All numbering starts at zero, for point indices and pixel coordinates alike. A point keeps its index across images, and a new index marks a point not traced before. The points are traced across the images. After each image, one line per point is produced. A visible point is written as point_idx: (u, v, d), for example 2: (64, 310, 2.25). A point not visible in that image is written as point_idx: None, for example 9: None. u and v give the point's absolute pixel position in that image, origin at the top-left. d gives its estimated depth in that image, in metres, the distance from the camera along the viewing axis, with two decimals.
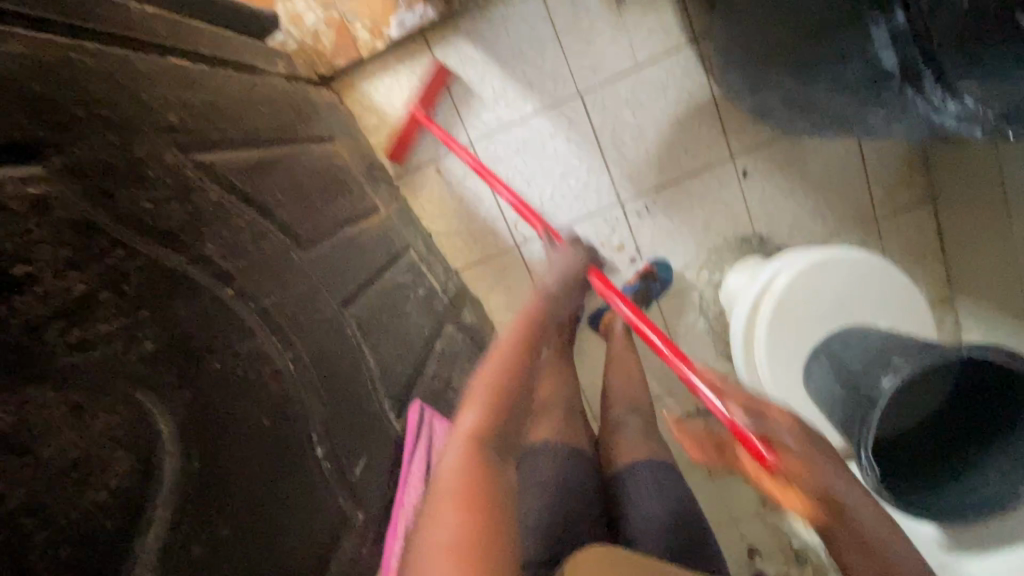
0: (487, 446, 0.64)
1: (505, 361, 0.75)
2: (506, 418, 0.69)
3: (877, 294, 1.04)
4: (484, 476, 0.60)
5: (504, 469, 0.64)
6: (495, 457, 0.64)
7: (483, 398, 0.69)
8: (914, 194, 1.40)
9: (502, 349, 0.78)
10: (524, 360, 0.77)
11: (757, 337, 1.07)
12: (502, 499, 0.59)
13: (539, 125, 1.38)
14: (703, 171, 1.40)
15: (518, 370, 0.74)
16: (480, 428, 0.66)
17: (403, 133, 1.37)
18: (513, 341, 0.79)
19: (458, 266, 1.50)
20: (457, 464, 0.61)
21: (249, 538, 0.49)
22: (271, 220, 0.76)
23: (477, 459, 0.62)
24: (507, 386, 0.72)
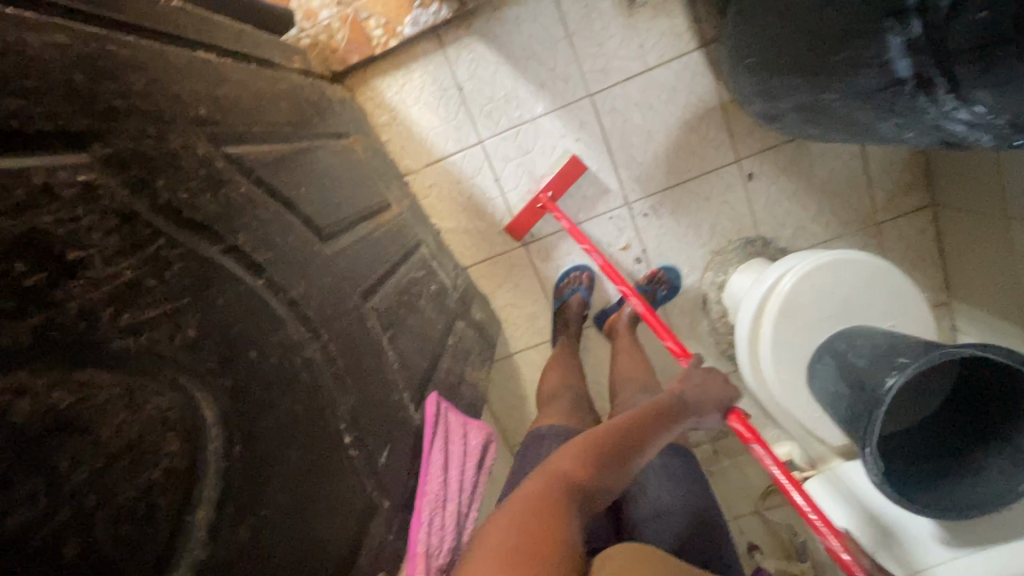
0: (569, 489, 0.68)
1: (613, 431, 0.80)
2: (594, 473, 0.73)
3: (882, 295, 1.07)
4: (553, 508, 0.63)
5: (576, 512, 0.65)
6: (572, 498, 0.67)
7: (582, 451, 0.75)
8: (915, 199, 1.43)
9: (614, 422, 0.83)
10: (634, 440, 0.80)
11: (763, 335, 1.10)
12: (565, 530, 0.61)
13: (550, 126, 1.40)
14: (710, 173, 1.42)
15: (622, 444, 0.79)
16: (569, 472, 0.70)
17: (526, 213, 1.42)
18: (627, 423, 0.83)
19: (466, 263, 1.52)
20: (535, 491, 0.66)
21: (289, 521, 0.50)
22: (295, 213, 0.78)
23: (554, 494, 0.66)
24: (604, 448, 0.76)
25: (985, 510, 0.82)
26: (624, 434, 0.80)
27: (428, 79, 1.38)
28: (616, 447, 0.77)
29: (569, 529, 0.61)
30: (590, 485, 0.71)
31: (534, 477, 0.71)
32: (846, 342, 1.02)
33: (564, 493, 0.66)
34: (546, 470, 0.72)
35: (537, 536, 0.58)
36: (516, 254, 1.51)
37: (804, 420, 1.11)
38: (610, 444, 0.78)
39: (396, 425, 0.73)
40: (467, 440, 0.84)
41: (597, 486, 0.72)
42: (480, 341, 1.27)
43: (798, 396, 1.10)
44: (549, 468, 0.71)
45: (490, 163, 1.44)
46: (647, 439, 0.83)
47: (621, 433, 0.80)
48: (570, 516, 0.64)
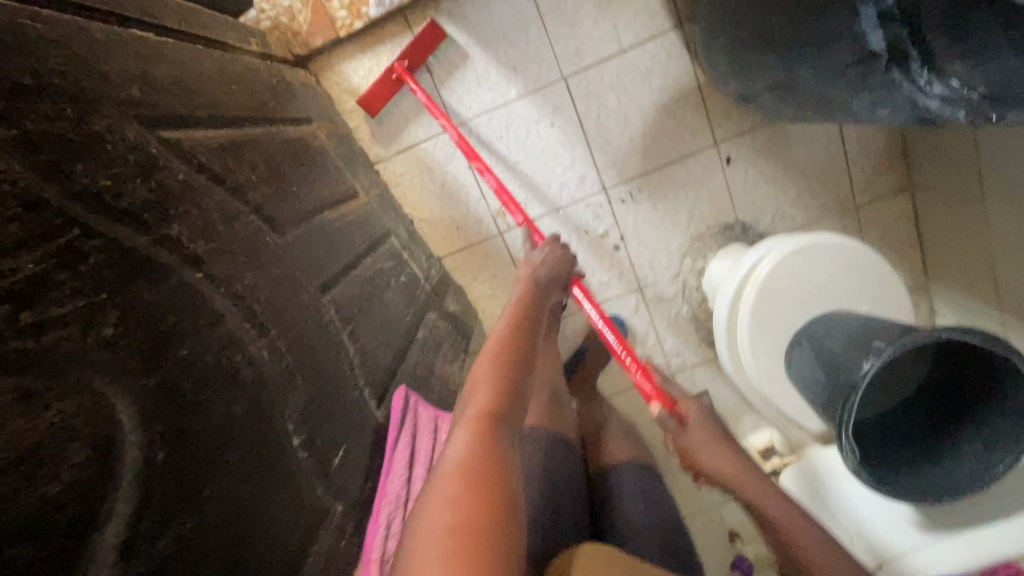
0: (493, 422, 0.64)
1: (505, 350, 0.76)
2: (509, 396, 0.69)
3: (860, 279, 1.05)
4: (483, 450, 0.59)
5: (508, 441, 0.63)
6: (500, 431, 0.63)
7: (491, 381, 0.70)
8: (893, 182, 1.41)
9: (499, 339, 0.79)
10: (525, 349, 0.77)
11: (741, 321, 1.08)
12: (504, 468, 0.58)
13: (523, 110, 1.36)
14: (687, 157, 1.39)
15: (514, 357, 0.75)
16: (484, 409, 0.65)
17: (379, 86, 1.30)
18: (508, 334, 0.80)
19: (440, 253, 1.48)
20: (458, 443, 0.61)
21: (223, 530, 0.47)
22: (245, 202, 0.73)
23: (480, 433, 0.62)
24: (506, 370, 0.72)
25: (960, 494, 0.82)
26: (509, 347, 0.77)
27: (396, 63, 1.33)
28: (518, 359, 0.74)
29: (507, 466, 0.59)
30: (513, 408, 0.68)
31: (455, 430, 0.65)
32: (822, 328, 1.01)
33: (486, 435, 0.61)
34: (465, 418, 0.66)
35: (473, 500, 0.53)
36: (491, 244, 1.47)
37: (783, 408, 1.10)
38: (512, 362, 0.74)
39: (353, 424, 0.70)
40: (437, 436, 0.81)
41: (516, 404, 0.69)
42: (454, 333, 1.24)
43: (778, 384, 1.08)
44: (467, 415, 0.66)
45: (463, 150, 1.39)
46: (531, 341, 0.80)
47: (509, 348, 0.77)
48: (505, 448, 0.61)
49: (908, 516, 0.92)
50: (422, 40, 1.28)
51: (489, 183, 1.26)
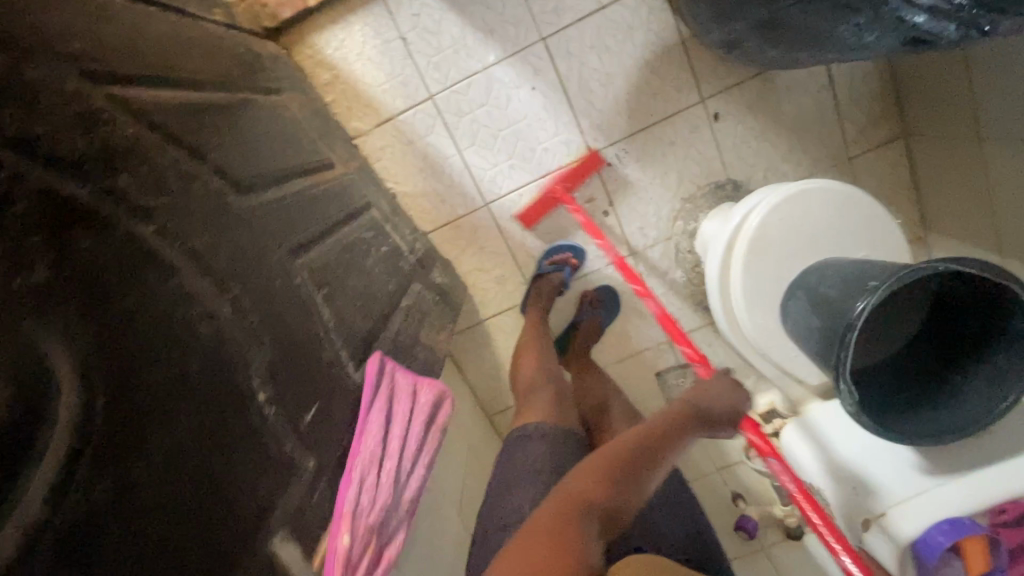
0: (583, 509, 0.69)
1: (606, 460, 0.79)
2: (602, 494, 0.72)
3: (853, 225, 1.02)
4: (566, 533, 0.64)
5: (592, 536, 0.65)
6: (586, 514, 0.68)
7: (592, 473, 0.75)
8: (887, 131, 1.38)
9: (605, 453, 0.81)
10: (635, 463, 0.80)
11: (734, 274, 1.05)
12: (583, 544, 0.63)
13: (503, 75, 1.32)
14: (674, 116, 1.36)
15: (631, 458, 0.81)
16: (586, 490, 0.72)
17: (537, 205, 1.40)
18: (619, 454, 0.81)
19: (426, 229, 1.45)
20: (542, 521, 0.66)
21: (178, 483, 0.45)
22: (205, 163, 0.70)
23: (567, 515, 0.67)
24: (618, 465, 0.78)
25: (963, 433, 0.79)
26: (623, 467, 0.78)
27: (369, 32, 1.29)
28: (620, 475, 0.77)
29: (587, 551, 0.63)
30: (606, 503, 0.72)
31: (544, 501, 0.72)
32: (819, 274, 0.97)
33: (582, 515, 0.68)
34: (553, 495, 0.72)
35: (549, 565, 0.59)
36: (478, 216, 1.44)
37: (780, 361, 1.07)
38: (612, 472, 0.76)
39: (327, 384, 0.67)
40: (416, 399, 0.79)
41: (611, 509, 0.72)
42: (441, 305, 1.22)
43: (776, 337, 1.05)
44: (556, 493, 0.72)
45: (443, 120, 1.36)
46: (653, 456, 0.83)
47: (618, 467, 0.78)
48: (588, 531, 0.66)
49: (909, 463, 0.90)
50: (587, 165, 1.37)
51: (651, 308, 1.24)
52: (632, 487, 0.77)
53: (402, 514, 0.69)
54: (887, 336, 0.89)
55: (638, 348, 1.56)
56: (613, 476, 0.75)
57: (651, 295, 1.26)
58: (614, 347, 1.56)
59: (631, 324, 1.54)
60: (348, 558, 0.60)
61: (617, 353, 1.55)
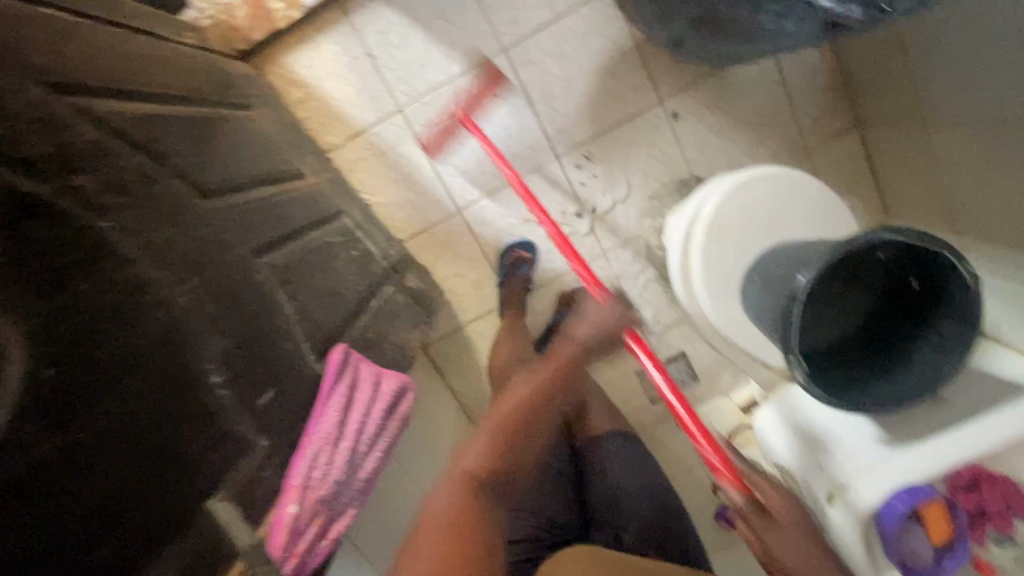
0: (479, 490, 0.77)
1: (496, 430, 0.83)
2: (497, 474, 0.79)
3: (801, 208, 1.06)
4: (467, 521, 0.73)
5: (493, 513, 0.76)
6: (485, 496, 0.77)
7: (482, 446, 0.81)
8: (841, 122, 1.43)
9: (495, 422, 0.84)
10: (523, 435, 0.83)
11: (692, 261, 1.08)
12: (486, 526, 0.74)
13: (467, 85, 1.37)
14: (634, 117, 1.41)
15: (517, 426, 0.83)
16: (476, 467, 0.79)
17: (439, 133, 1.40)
18: (505, 423, 0.83)
19: (401, 237, 1.48)
20: (446, 515, 0.74)
21: (118, 449, 0.49)
22: (168, 168, 0.74)
23: (464, 498, 0.76)
24: (511, 429, 0.83)
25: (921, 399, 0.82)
26: (511, 433, 0.83)
27: (337, 49, 1.35)
28: (511, 442, 0.82)
29: (487, 530, 0.74)
30: (500, 477, 0.80)
31: (444, 481, 0.79)
32: (770, 257, 1.01)
33: (475, 494, 0.76)
34: (451, 477, 0.79)
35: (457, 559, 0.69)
36: (451, 223, 1.48)
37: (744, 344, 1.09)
38: (505, 441, 0.82)
39: (286, 372, 0.70)
40: (379, 383, 0.83)
41: (506, 481, 0.80)
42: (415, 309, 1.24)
43: (738, 321, 1.08)
44: (452, 478, 0.78)
45: (413, 131, 1.41)
46: (536, 420, 0.85)
47: (508, 435, 0.82)
48: (490, 514, 0.76)
49: (875, 437, 0.92)
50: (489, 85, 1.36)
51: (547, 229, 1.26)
52: (523, 455, 0.83)
53: (356, 491, 0.78)
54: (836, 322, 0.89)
55: None
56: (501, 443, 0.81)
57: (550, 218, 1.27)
58: None
59: None
60: (292, 525, 0.68)
61: None
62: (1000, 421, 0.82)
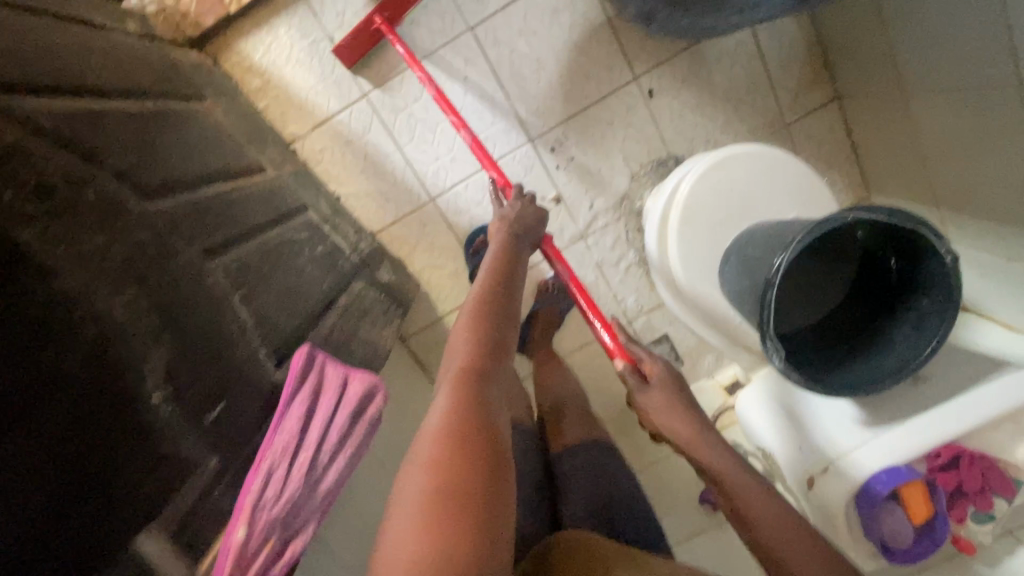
0: (470, 381, 0.70)
1: (474, 336, 0.79)
2: (484, 369, 0.74)
3: (780, 186, 1.04)
4: (466, 410, 0.65)
5: (491, 404, 0.68)
6: (479, 387, 0.70)
7: (463, 349, 0.77)
8: (820, 95, 1.40)
9: (472, 330, 0.80)
10: (495, 334, 0.80)
11: (669, 245, 1.06)
12: (487, 417, 0.66)
13: (433, 67, 1.32)
14: (608, 96, 1.36)
15: (489, 327, 0.80)
16: (462, 364, 0.73)
17: (359, 37, 1.23)
18: (479, 329, 0.80)
19: (374, 229, 1.44)
20: (443, 408, 0.66)
21: (53, 484, 0.45)
22: (106, 168, 0.66)
23: (456, 394, 0.68)
24: (484, 330, 0.80)
25: (886, 385, 0.79)
26: (485, 336, 0.79)
27: (295, 33, 1.28)
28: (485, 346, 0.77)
29: (487, 416, 0.66)
30: (489, 372, 0.73)
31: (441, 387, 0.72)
32: (746, 239, 0.99)
33: (466, 384, 0.70)
34: (445, 381, 0.72)
35: (457, 439, 0.61)
36: (425, 212, 1.44)
37: (724, 327, 1.08)
38: (487, 346, 0.77)
39: (236, 382, 0.67)
40: (346, 389, 0.78)
41: (496, 377, 0.74)
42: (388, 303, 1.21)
43: (718, 304, 1.06)
44: (446, 380, 0.72)
45: (380, 117, 1.35)
46: (501, 321, 0.82)
47: (484, 337, 0.79)
48: (487, 403, 0.68)
49: (857, 420, 0.90)
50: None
51: (465, 138, 1.18)
52: (501, 354, 0.78)
53: (315, 506, 0.69)
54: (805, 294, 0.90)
55: None
56: (478, 342, 0.77)
57: (466, 126, 1.19)
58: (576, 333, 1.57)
59: None
60: (241, 552, 0.60)
61: None
62: (981, 396, 0.81)
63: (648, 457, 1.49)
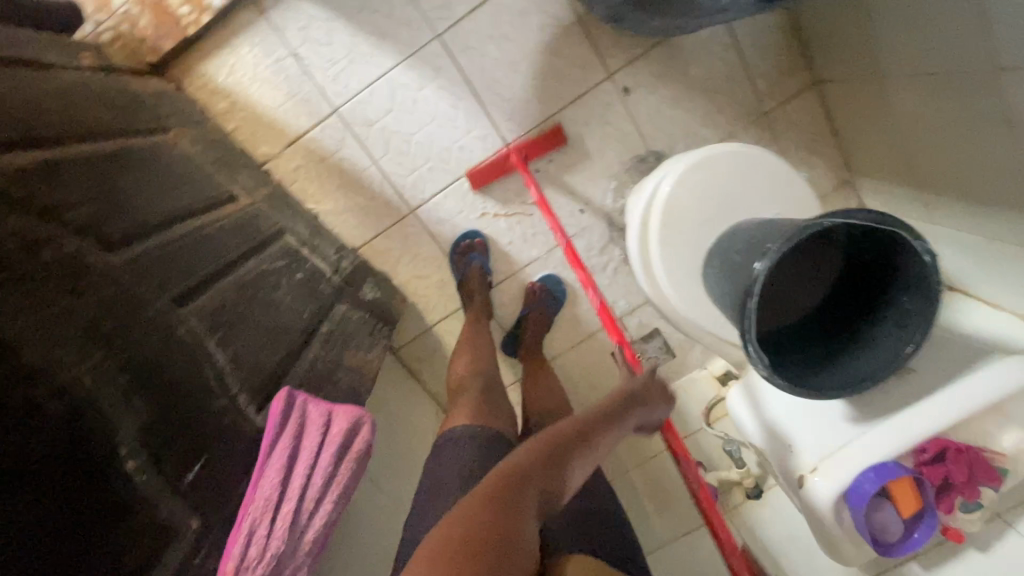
0: (520, 487, 0.68)
1: (546, 437, 0.79)
2: (539, 468, 0.72)
3: (759, 184, 1.03)
4: (499, 510, 0.64)
5: (525, 509, 0.66)
6: (523, 488, 0.68)
7: (534, 451, 0.75)
8: (797, 80, 1.38)
9: (545, 433, 0.80)
10: (570, 444, 0.79)
11: (651, 250, 1.05)
12: (518, 525, 0.63)
13: (403, 77, 1.29)
14: (584, 97, 1.34)
15: (569, 439, 0.79)
16: (522, 466, 0.71)
17: (491, 165, 1.35)
18: (552, 433, 0.80)
19: (355, 245, 1.42)
20: (481, 500, 0.65)
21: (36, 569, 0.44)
22: (68, 224, 0.64)
23: (502, 495, 0.66)
24: (558, 441, 0.78)
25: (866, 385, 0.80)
26: (558, 443, 0.78)
27: (258, 52, 1.25)
28: (556, 459, 0.75)
29: (517, 521, 0.64)
30: (541, 479, 0.72)
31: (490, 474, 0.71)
32: (724, 242, 0.98)
33: (515, 489, 0.68)
34: (495, 471, 0.72)
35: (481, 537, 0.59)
36: (406, 224, 1.42)
37: (710, 328, 1.07)
38: (552, 451, 0.76)
39: (213, 435, 0.67)
40: (328, 430, 0.79)
41: (548, 486, 0.72)
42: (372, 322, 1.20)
43: (703, 305, 1.05)
44: (496, 470, 0.71)
45: (353, 132, 1.33)
46: (589, 442, 0.81)
47: (552, 440, 0.78)
48: (523, 508, 0.66)
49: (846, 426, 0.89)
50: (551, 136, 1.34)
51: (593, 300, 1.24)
52: (571, 465, 0.77)
53: (303, 556, 0.69)
54: (791, 304, 0.91)
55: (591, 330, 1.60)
56: (547, 455, 0.75)
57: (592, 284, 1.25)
58: (569, 333, 1.59)
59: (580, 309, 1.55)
60: None
61: (571, 339, 1.59)
62: (964, 389, 0.81)
63: (642, 454, 1.50)
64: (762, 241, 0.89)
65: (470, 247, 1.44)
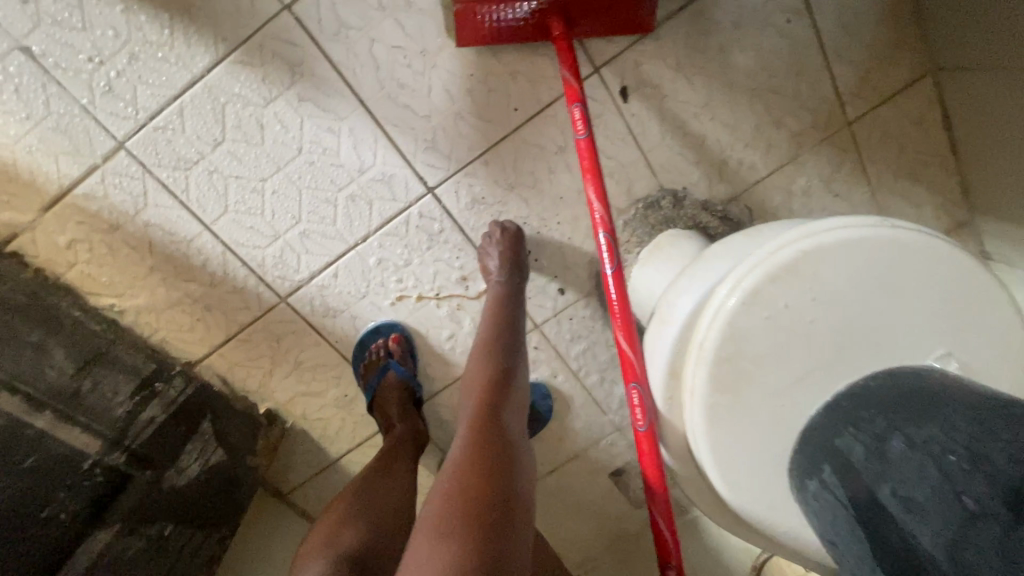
0: (489, 422, 0.64)
1: (493, 354, 0.74)
2: (504, 388, 0.70)
3: (907, 293, 0.50)
4: (484, 462, 0.58)
5: (517, 447, 0.62)
6: (502, 426, 0.64)
7: (482, 382, 0.70)
8: (904, 68, 0.84)
9: (488, 349, 0.75)
10: (510, 336, 0.77)
11: (691, 418, 0.53)
12: (505, 456, 0.59)
13: (233, 85, 0.73)
14: (556, 107, 0.80)
15: (502, 328, 0.78)
16: (484, 401, 0.67)
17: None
18: (496, 347, 0.75)
19: (197, 357, 0.88)
20: (463, 434, 0.63)
21: None
22: None
23: (478, 432, 0.62)
24: (491, 357, 0.74)
25: None
26: (501, 331, 0.77)
27: None
28: (500, 378, 0.71)
29: (514, 474, 0.58)
30: (503, 408, 0.67)
31: (459, 432, 0.64)
32: (878, 465, 0.43)
33: (488, 427, 0.63)
34: (466, 418, 0.67)
35: (476, 499, 0.53)
36: (274, 322, 0.88)
37: (795, 552, 0.56)
38: (497, 372, 0.72)
39: None
40: None
41: (509, 413, 0.67)
42: (171, 542, 0.73)
43: (780, 521, 0.53)
44: (468, 416, 0.66)
45: (159, 179, 0.77)
46: (515, 330, 0.78)
47: (500, 331, 0.77)
48: (506, 450, 0.60)
49: None
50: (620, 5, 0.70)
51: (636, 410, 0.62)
52: (517, 359, 0.75)
53: None
54: None
55: (577, 448, 1.09)
56: (491, 375, 0.71)
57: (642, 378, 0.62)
58: (543, 453, 1.09)
59: (558, 421, 1.05)
60: None
61: (547, 460, 1.09)
62: None
63: None
64: (981, 529, 0.35)
65: (381, 350, 0.90)
